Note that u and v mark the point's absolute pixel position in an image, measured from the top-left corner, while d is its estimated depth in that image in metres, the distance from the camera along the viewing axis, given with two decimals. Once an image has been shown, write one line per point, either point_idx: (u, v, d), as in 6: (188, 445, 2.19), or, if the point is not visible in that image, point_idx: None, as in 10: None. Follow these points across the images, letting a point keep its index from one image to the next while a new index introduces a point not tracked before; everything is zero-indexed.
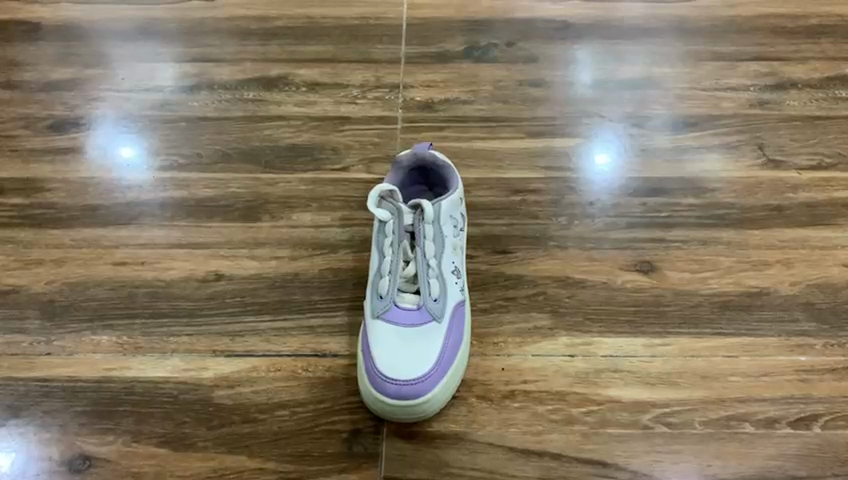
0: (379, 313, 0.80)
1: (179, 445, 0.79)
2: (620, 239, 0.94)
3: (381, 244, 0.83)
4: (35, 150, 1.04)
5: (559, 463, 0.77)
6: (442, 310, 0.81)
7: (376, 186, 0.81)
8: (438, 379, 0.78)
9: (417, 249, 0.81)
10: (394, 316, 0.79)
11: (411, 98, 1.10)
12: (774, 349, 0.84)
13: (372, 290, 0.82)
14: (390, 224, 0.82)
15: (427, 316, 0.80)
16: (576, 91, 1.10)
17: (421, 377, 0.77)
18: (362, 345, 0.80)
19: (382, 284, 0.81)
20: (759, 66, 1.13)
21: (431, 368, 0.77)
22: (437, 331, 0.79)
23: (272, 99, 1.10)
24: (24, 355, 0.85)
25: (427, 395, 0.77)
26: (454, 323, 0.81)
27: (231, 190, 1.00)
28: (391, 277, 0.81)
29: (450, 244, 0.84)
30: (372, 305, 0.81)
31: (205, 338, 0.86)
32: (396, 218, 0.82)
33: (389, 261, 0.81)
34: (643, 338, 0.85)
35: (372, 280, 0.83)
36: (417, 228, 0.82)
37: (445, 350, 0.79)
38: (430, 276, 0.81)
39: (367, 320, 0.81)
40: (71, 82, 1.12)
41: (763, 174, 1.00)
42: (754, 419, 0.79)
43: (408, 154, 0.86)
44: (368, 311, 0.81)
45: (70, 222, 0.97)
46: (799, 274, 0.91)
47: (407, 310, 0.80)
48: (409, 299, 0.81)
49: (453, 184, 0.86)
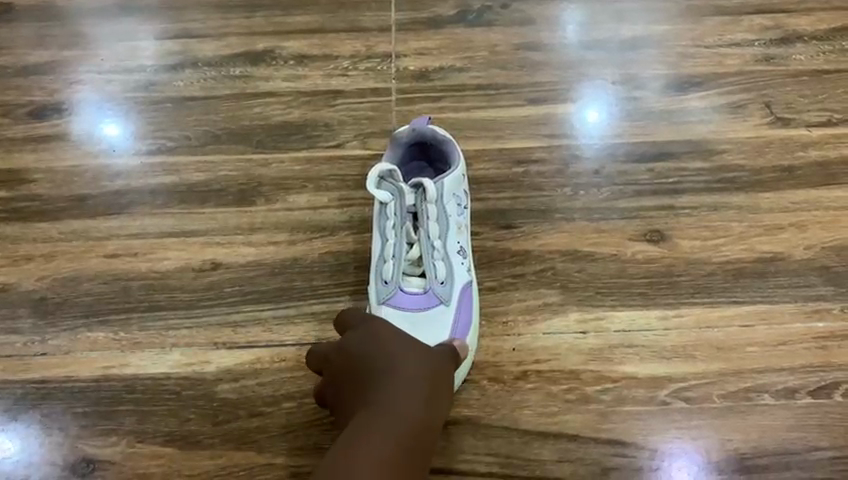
0: (383, 298, 0.77)
1: (184, 443, 0.77)
2: (628, 209, 0.91)
3: (380, 226, 0.80)
4: (16, 139, 0.99)
5: (576, 444, 0.75)
6: (449, 294, 0.78)
7: (374, 167, 0.78)
8: None
9: (421, 230, 0.79)
10: (400, 301, 0.77)
11: (404, 68, 1.05)
12: (790, 316, 0.82)
13: (376, 275, 0.79)
14: (391, 205, 0.79)
15: (435, 300, 0.77)
16: (574, 53, 1.06)
17: None
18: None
19: (386, 269, 0.78)
20: (762, 20, 1.09)
21: None
22: (445, 315, 0.77)
23: (260, 75, 1.05)
24: (18, 356, 0.82)
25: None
26: (463, 306, 0.79)
27: (223, 172, 0.96)
28: (395, 261, 0.78)
29: (455, 223, 0.82)
30: (375, 291, 0.78)
31: (205, 330, 0.84)
32: (397, 199, 0.79)
33: (392, 245, 0.79)
34: (655, 311, 0.83)
35: (374, 265, 0.80)
36: (420, 208, 0.79)
37: (455, 333, 0.77)
38: (435, 258, 0.79)
39: (371, 306, 0.78)
40: (49, 65, 1.07)
41: (772, 134, 0.97)
42: (773, 390, 0.78)
43: (406, 131, 0.82)
44: (371, 297, 0.78)
45: (57, 214, 0.93)
46: (812, 237, 0.88)
47: (413, 295, 0.77)
48: (414, 283, 0.78)
49: (456, 160, 0.83)
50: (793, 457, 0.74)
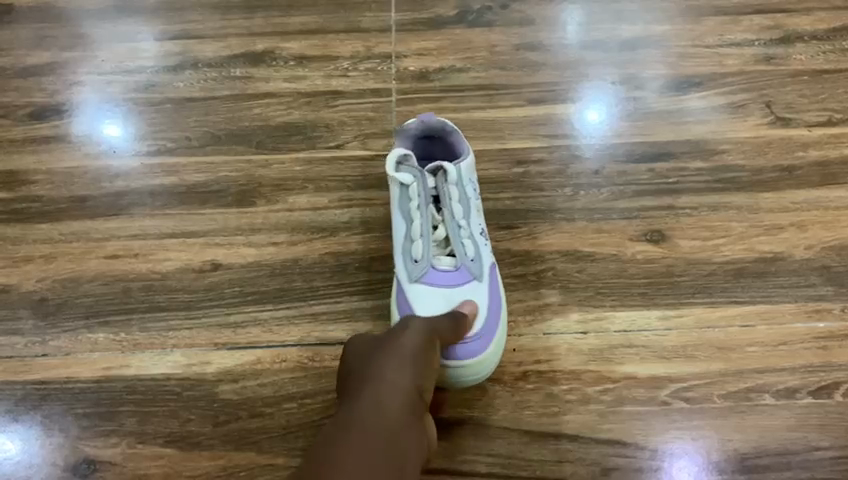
0: (414, 277, 0.77)
1: (185, 444, 0.77)
2: (628, 208, 0.91)
3: (403, 211, 0.80)
4: (16, 140, 0.99)
5: (577, 444, 0.75)
6: (480, 270, 0.78)
7: (391, 152, 0.81)
8: (487, 343, 0.75)
9: (445, 211, 0.80)
10: (433, 279, 0.77)
11: (404, 68, 1.05)
12: (791, 316, 0.83)
13: (405, 257, 0.79)
14: (414, 187, 0.80)
15: (467, 275, 0.77)
16: (574, 53, 1.06)
17: (473, 338, 0.74)
18: (399, 312, 0.77)
19: (415, 249, 0.78)
20: (762, 20, 1.09)
21: (480, 330, 0.74)
22: (478, 291, 0.77)
23: (260, 76, 1.05)
24: (19, 357, 0.82)
25: (475, 359, 0.73)
26: (492, 284, 0.79)
27: (223, 173, 0.96)
28: (424, 240, 0.78)
29: (477, 205, 0.83)
30: (405, 272, 0.78)
31: (206, 331, 0.84)
32: (419, 181, 0.80)
33: (420, 225, 0.79)
34: (656, 311, 0.83)
35: (401, 247, 0.80)
36: (442, 189, 0.80)
37: (490, 307, 0.77)
38: (462, 237, 0.79)
39: (403, 287, 0.78)
40: (49, 66, 1.07)
41: (772, 133, 0.97)
42: (773, 390, 0.78)
43: (415, 122, 0.83)
44: (402, 278, 0.78)
45: (58, 215, 0.93)
46: (812, 237, 0.88)
47: (445, 272, 0.77)
48: (445, 261, 0.78)
49: (465, 150, 0.83)
50: (792, 457, 0.74)
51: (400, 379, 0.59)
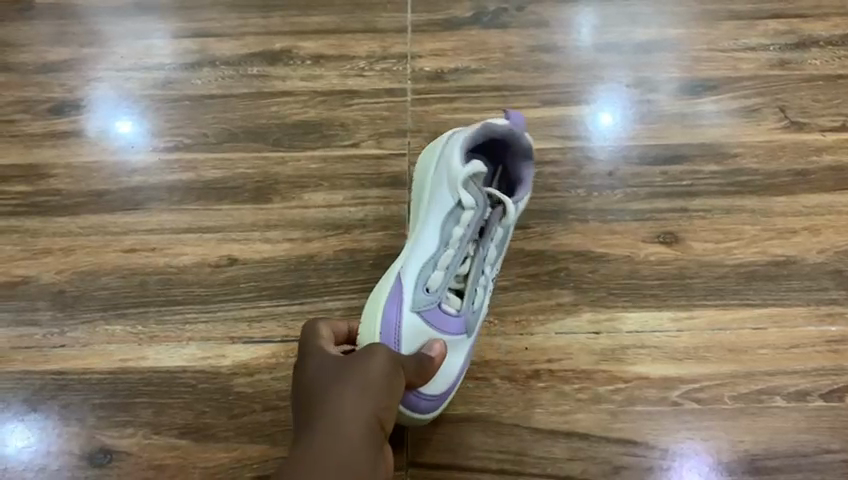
0: (421, 305, 0.75)
1: (200, 436, 0.78)
2: (641, 210, 0.91)
3: (440, 228, 0.79)
4: (36, 135, 1.01)
5: (588, 443, 0.77)
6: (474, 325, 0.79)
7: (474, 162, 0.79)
8: (440, 402, 0.75)
9: (481, 250, 0.79)
10: (435, 317, 0.76)
11: (419, 68, 1.06)
12: (802, 319, 0.83)
13: (421, 276, 0.77)
14: (468, 213, 0.79)
15: (464, 327, 0.77)
16: (588, 55, 1.07)
17: (431, 397, 0.74)
18: (384, 325, 0.74)
19: (434, 276, 0.77)
20: (777, 25, 1.09)
21: (441, 390, 0.74)
22: (461, 346, 0.77)
23: (277, 74, 1.06)
24: (38, 348, 0.84)
25: (425, 414, 0.74)
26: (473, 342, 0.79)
27: (239, 170, 0.97)
28: (446, 272, 0.77)
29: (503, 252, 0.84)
30: (415, 293, 0.76)
31: (221, 325, 0.85)
32: (477, 209, 0.79)
33: (451, 255, 0.78)
34: (668, 312, 0.84)
35: (420, 263, 0.78)
36: (490, 226, 0.80)
37: (462, 365, 0.77)
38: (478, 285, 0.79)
39: (404, 301, 0.75)
40: (68, 63, 1.08)
41: (785, 137, 0.97)
42: (785, 393, 0.79)
43: (507, 130, 0.81)
44: (407, 296, 0.75)
45: (76, 209, 0.94)
46: (825, 241, 0.89)
47: (449, 314, 0.76)
48: (452, 302, 0.78)
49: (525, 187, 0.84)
50: (802, 459, 0.76)
51: (357, 421, 0.58)
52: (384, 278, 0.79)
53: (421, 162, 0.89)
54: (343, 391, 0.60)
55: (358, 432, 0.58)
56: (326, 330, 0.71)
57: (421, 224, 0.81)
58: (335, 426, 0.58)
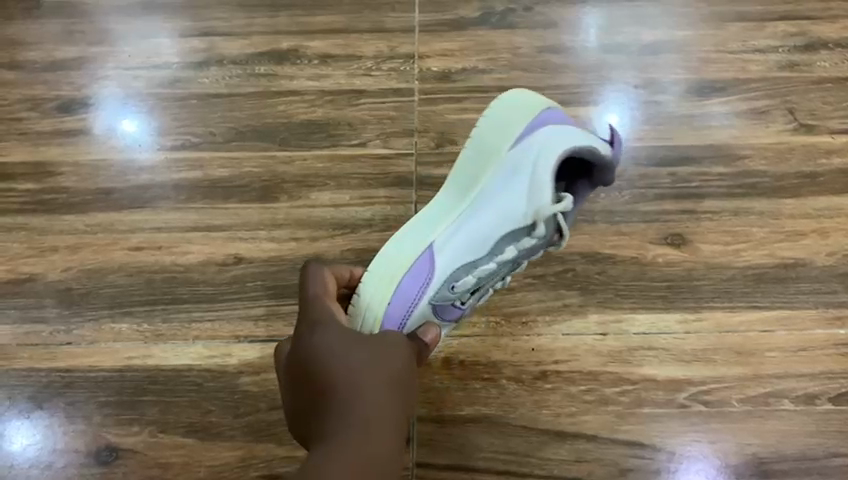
0: (442, 299, 0.72)
1: (206, 434, 0.80)
2: (649, 212, 0.91)
3: (492, 234, 0.74)
4: (44, 133, 1.01)
5: (594, 445, 0.78)
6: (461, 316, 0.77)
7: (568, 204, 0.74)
8: None
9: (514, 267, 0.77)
10: (443, 312, 0.73)
11: (427, 69, 1.06)
12: (811, 322, 0.83)
13: (454, 274, 0.73)
14: (529, 241, 0.75)
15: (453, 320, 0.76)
16: (596, 57, 1.06)
17: None
18: (396, 302, 0.69)
19: (466, 282, 0.73)
20: (786, 27, 1.08)
21: None
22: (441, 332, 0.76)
23: (284, 73, 1.06)
24: (44, 345, 0.84)
25: None
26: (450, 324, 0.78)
27: (246, 169, 0.97)
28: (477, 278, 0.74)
29: None
30: (442, 286, 0.72)
31: (227, 324, 0.85)
32: (539, 240, 0.76)
33: (492, 270, 0.74)
34: (675, 314, 0.84)
35: (456, 256, 0.73)
36: (534, 251, 0.77)
37: None
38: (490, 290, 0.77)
39: (428, 291, 0.71)
40: (76, 61, 1.08)
41: (794, 140, 0.97)
42: (793, 396, 0.79)
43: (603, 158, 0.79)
44: (432, 290, 0.71)
45: (83, 206, 0.94)
46: (835, 244, 0.88)
47: (453, 309, 0.74)
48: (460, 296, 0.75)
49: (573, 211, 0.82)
50: (811, 463, 0.76)
51: (381, 405, 0.54)
52: (411, 241, 0.73)
53: (491, 127, 0.80)
54: (369, 382, 0.55)
55: (382, 415, 0.54)
56: (331, 286, 0.66)
57: (469, 210, 0.76)
58: (364, 420, 0.53)
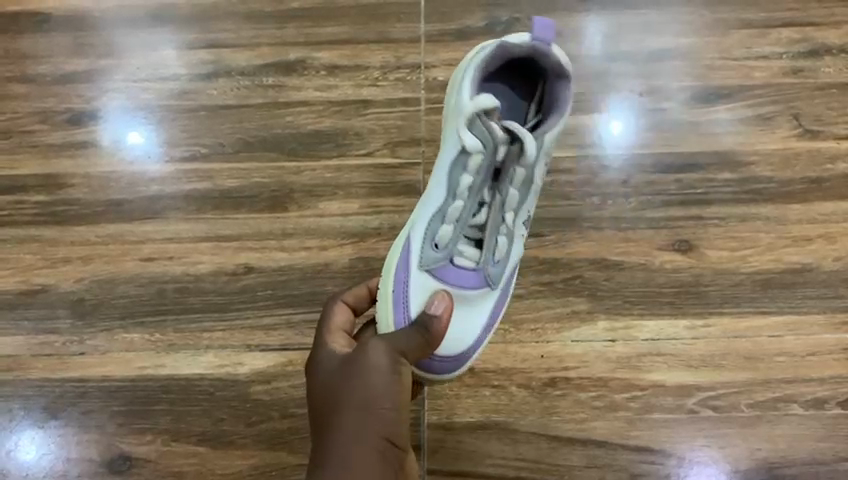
0: (429, 260, 0.75)
1: (218, 443, 0.82)
2: (657, 218, 0.91)
3: (451, 185, 0.77)
4: (55, 145, 1.02)
5: (605, 450, 0.79)
6: (498, 276, 0.77)
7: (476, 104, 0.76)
8: (466, 359, 0.74)
9: (498, 196, 0.77)
10: (451, 276, 0.74)
11: (433, 78, 1.06)
12: (820, 326, 0.84)
13: (431, 234, 0.76)
14: (474, 158, 0.76)
15: (484, 281, 0.76)
16: (600, 66, 1.03)
17: (455, 354, 0.73)
18: (395, 284, 0.74)
19: (442, 231, 0.76)
20: (790, 33, 1.05)
21: (466, 346, 0.74)
22: (486, 297, 0.76)
23: (291, 84, 1.06)
24: (58, 355, 0.86)
25: (452, 369, 0.73)
26: (503, 293, 0.78)
27: (256, 179, 0.98)
28: (456, 227, 0.76)
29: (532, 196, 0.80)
30: (423, 247, 0.76)
31: (239, 333, 0.86)
32: (488, 152, 0.76)
33: (460, 207, 0.76)
34: (683, 320, 0.85)
35: (429, 218, 0.77)
36: (508, 169, 0.77)
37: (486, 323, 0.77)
38: (498, 233, 0.77)
39: (415, 261, 0.75)
40: (85, 73, 1.08)
41: (800, 145, 0.97)
42: (802, 400, 0.81)
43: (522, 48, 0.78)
44: (414, 255, 0.75)
45: (95, 218, 0.95)
46: (840, 249, 0.89)
47: (464, 270, 0.75)
48: (467, 255, 0.75)
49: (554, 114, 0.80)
50: (820, 467, 0.79)
51: (366, 414, 0.59)
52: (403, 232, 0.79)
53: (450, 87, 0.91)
54: (353, 398, 0.60)
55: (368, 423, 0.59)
56: (340, 317, 0.72)
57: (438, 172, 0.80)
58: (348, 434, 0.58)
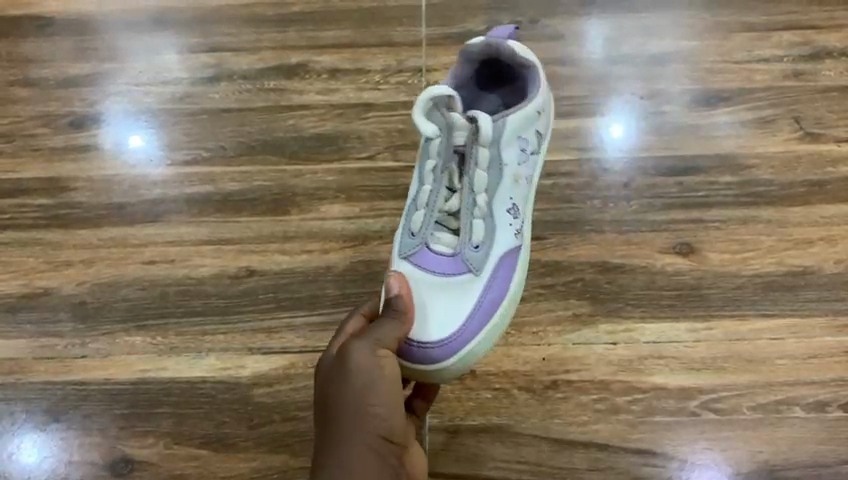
0: (406, 249, 0.75)
1: (220, 445, 0.80)
2: (657, 222, 0.92)
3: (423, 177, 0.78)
4: (57, 149, 1.02)
5: (607, 453, 0.78)
6: (480, 259, 0.76)
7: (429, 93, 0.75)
8: (461, 345, 0.71)
9: (466, 177, 0.77)
10: (428, 261, 0.74)
11: (435, 81, 1.06)
12: (822, 329, 0.84)
13: (407, 226, 0.77)
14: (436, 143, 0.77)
15: (463, 266, 0.74)
16: (603, 68, 1.07)
17: (445, 339, 0.70)
18: None
19: (415, 219, 0.76)
20: (791, 36, 1.09)
21: (457, 331, 0.71)
22: (472, 282, 0.74)
23: (293, 88, 1.07)
24: (59, 358, 0.86)
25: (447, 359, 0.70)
26: (494, 277, 0.76)
27: (257, 182, 0.98)
28: (427, 213, 0.76)
29: (504, 179, 0.80)
30: (400, 239, 0.76)
31: (241, 335, 0.86)
32: (445, 136, 0.77)
33: (429, 192, 0.77)
34: (684, 323, 0.85)
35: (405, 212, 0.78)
36: (471, 151, 0.77)
37: (479, 310, 0.74)
38: (471, 216, 0.77)
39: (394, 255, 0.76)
40: (89, 77, 1.10)
41: (801, 147, 0.97)
42: (804, 403, 0.80)
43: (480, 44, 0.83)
44: (394, 249, 0.76)
45: (97, 221, 0.95)
46: (842, 251, 0.89)
47: (439, 256, 0.74)
48: (442, 240, 0.76)
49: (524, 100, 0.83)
50: (823, 469, 0.76)
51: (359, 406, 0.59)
52: None
53: None
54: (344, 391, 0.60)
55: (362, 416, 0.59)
56: None
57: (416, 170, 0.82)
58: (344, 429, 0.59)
